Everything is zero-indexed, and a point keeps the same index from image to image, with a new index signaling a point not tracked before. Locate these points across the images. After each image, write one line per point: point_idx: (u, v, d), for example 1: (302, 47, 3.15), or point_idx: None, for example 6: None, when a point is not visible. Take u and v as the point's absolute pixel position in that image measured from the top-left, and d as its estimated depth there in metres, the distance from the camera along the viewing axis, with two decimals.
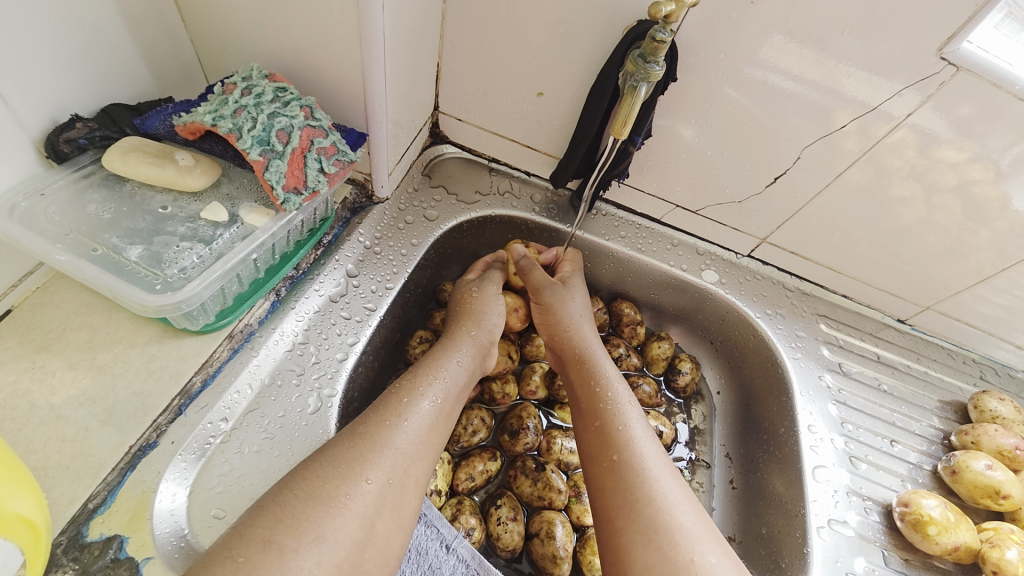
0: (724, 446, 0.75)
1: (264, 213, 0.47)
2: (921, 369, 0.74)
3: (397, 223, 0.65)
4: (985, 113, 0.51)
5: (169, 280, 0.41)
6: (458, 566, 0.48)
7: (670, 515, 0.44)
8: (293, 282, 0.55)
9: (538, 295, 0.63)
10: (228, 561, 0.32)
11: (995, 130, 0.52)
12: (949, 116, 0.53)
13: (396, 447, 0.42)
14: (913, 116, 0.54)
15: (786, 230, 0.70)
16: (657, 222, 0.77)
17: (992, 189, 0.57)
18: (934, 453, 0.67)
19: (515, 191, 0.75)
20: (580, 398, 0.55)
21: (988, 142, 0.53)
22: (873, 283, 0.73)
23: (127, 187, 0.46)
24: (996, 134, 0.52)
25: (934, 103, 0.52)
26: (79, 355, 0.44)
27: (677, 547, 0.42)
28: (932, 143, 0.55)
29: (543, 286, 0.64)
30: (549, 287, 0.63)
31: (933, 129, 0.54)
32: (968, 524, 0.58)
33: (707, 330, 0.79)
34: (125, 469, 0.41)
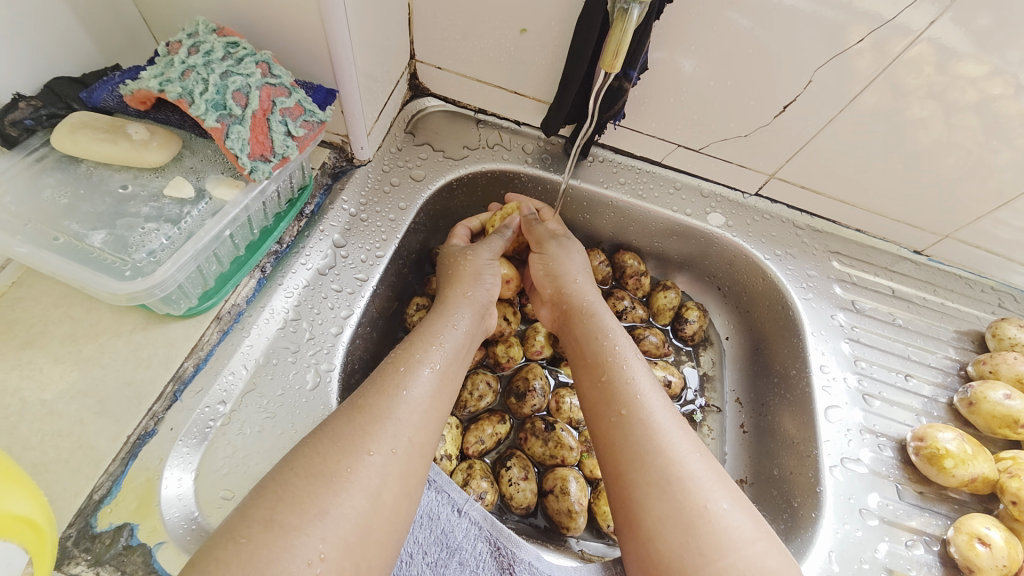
0: (734, 391, 0.74)
1: (233, 184, 0.42)
2: (938, 301, 0.72)
3: (382, 186, 0.62)
4: (1007, 22, 0.47)
5: (138, 265, 0.37)
6: (472, 529, 0.46)
7: (680, 465, 0.43)
8: (277, 257, 0.52)
9: (542, 246, 0.61)
10: (231, 543, 0.33)
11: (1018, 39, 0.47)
12: (967, 29, 0.48)
13: (387, 411, 0.42)
14: (933, 29, 0.49)
15: (796, 163, 0.66)
16: (658, 165, 0.73)
17: (1015, 103, 0.52)
18: (950, 384, 0.66)
19: (505, 143, 0.71)
20: (585, 350, 0.53)
21: (1009, 55, 0.49)
22: (888, 214, 0.70)
23: (82, 168, 0.41)
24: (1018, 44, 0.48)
25: (954, 15, 0.47)
26: (65, 348, 0.42)
27: (690, 496, 0.41)
28: (951, 58, 0.50)
29: (546, 239, 0.61)
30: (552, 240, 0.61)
31: (953, 43, 0.49)
32: (986, 455, 0.56)
33: (715, 276, 0.77)
34: (127, 459, 0.40)
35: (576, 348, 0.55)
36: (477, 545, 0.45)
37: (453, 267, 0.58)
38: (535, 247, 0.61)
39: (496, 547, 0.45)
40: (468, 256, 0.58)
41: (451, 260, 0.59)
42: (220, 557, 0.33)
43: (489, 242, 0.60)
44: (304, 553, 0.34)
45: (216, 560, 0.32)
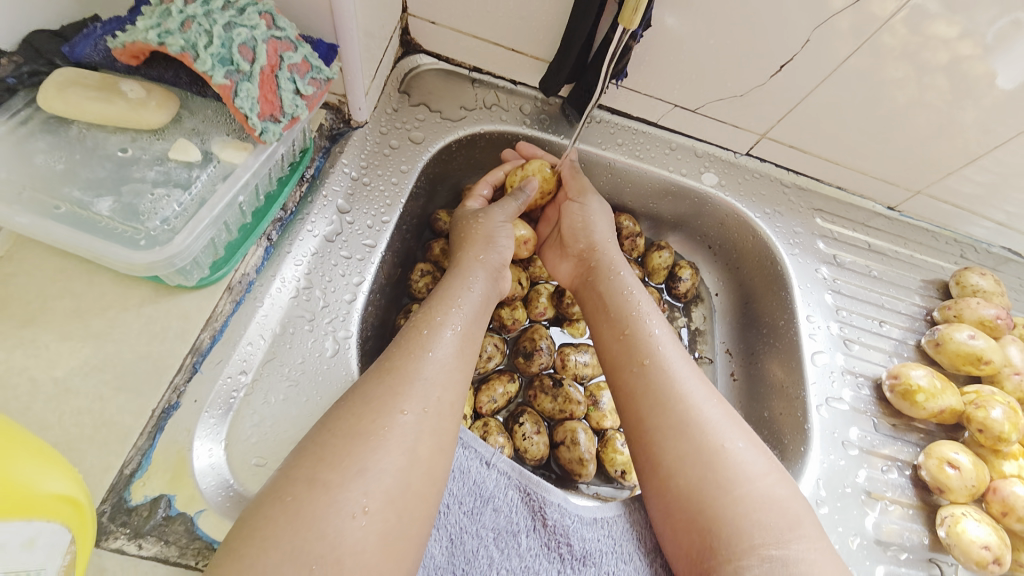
0: (724, 342, 0.78)
1: (240, 147, 0.40)
2: (908, 254, 0.77)
3: (382, 149, 0.61)
4: None
5: (153, 234, 0.36)
6: (501, 478, 0.48)
7: (699, 409, 0.46)
8: (283, 224, 0.51)
9: (583, 196, 0.62)
10: (277, 502, 0.34)
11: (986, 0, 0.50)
12: None
13: (415, 372, 0.42)
14: None
15: (787, 123, 0.68)
16: (654, 126, 0.73)
17: (983, 63, 0.55)
18: (917, 329, 0.72)
19: (502, 103, 0.69)
20: (604, 306, 0.55)
21: (978, 15, 0.51)
22: (868, 172, 0.73)
23: (73, 130, 0.38)
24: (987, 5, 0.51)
25: None
26: (70, 325, 0.40)
27: (708, 437, 0.44)
28: (923, 19, 0.53)
29: (586, 190, 0.63)
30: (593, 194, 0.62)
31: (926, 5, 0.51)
32: (953, 390, 0.62)
33: (706, 236, 0.80)
34: (154, 433, 0.39)
35: (595, 305, 0.57)
36: (508, 493, 0.48)
37: (466, 230, 0.58)
38: (575, 195, 0.63)
39: (526, 493, 0.48)
40: (478, 220, 0.58)
41: (463, 222, 0.59)
42: (267, 513, 0.34)
43: (502, 205, 0.60)
44: (347, 507, 0.35)
45: (262, 518, 0.34)
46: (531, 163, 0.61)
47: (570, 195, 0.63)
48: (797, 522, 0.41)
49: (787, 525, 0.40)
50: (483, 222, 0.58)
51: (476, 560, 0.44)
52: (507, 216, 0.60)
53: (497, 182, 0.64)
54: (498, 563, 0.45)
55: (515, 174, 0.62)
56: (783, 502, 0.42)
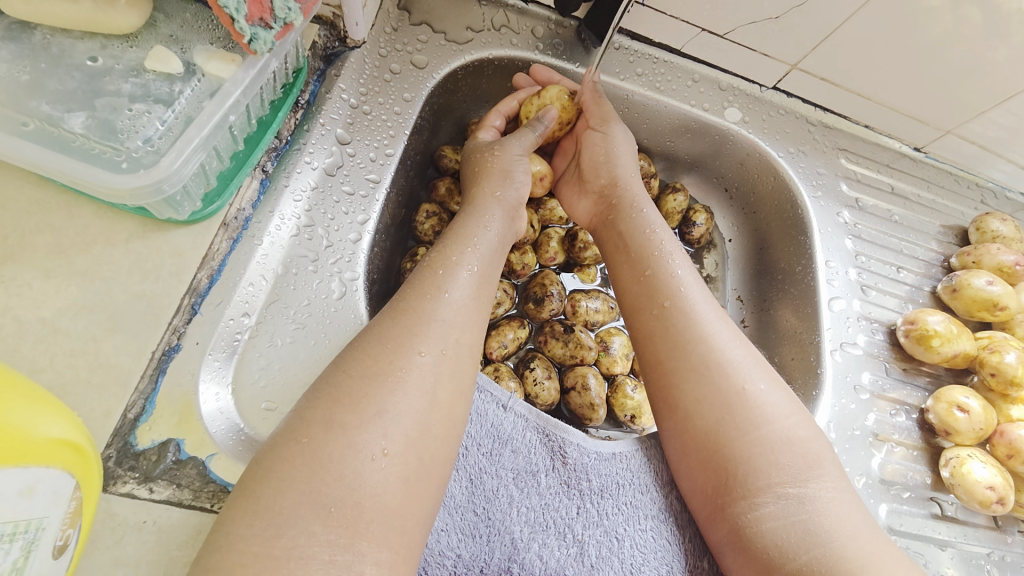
0: (736, 290, 0.76)
1: (226, 59, 0.35)
2: (930, 198, 0.74)
3: (381, 73, 0.55)
4: None
5: (134, 155, 0.31)
6: (519, 421, 0.47)
7: (720, 352, 0.44)
8: (278, 153, 0.47)
9: (605, 126, 0.58)
10: (293, 442, 0.33)
11: None
12: None
13: (429, 313, 0.40)
14: None
15: (821, 53, 0.62)
16: (676, 54, 0.67)
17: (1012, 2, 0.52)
18: (933, 275, 0.70)
19: (512, 25, 0.62)
20: (625, 246, 0.52)
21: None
22: (899, 110, 0.69)
23: (36, 37, 0.33)
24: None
25: None
26: (52, 261, 0.37)
27: (728, 379, 0.43)
28: None
29: (610, 119, 0.58)
30: (617, 123, 0.58)
31: None
32: (968, 335, 0.62)
33: (723, 177, 0.76)
34: (156, 375, 0.37)
35: (614, 244, 0.54)
36: (527, 435, 0.47)
37: (480, 163, 0.54)
38: (596, 125, 0.58)
39: (545, 434, 0.47)
40: (494, 152, 0.54)
41: (477, 155, 0.55)
42: (284, 454, 0.33)
43: (518, 136, 0.56)
44: (366, 448, 0.33)
45: (279, 458, 0.32)
46: (549, 90, 0.57)
47: (591, 125, 0.59)
48: (815, 463, 0.40)
49: (806, 465, 0.39)
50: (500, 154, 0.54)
51: (496, 498, 0.44)
52: (524, 147, 0.55)
53: (511, 111, 0.60)
54: (518, 502, 0.44)
55: (530, 103, 0.58)
56: (805, 444, 0.40)
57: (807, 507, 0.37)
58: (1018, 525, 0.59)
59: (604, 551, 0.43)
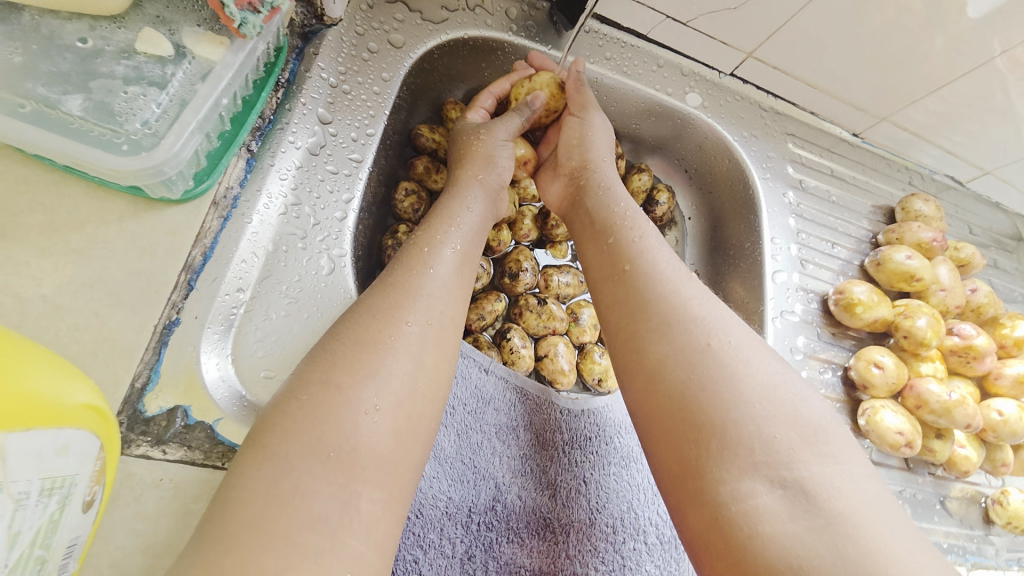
0: (693, 264, 0.84)
1: (216, 42, 0.36)
2: (864, 180, 0.83)
3: (359, 52, 0.55)
4: None
5: (134, 137, 0.33)
6: (500, 382, 0.52)
7: (682, 308, 0.43)
8: (262, 133, 0.48)
9: (584, 112, 0.60)
10: (294, 400, 0.37)
11: None
12: None
13: (414, 286, 0.44)
14: None
15: (773, 42, 0.68)
16: (641, 38, 0.71)
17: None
18: (862, 250, 0.79)
19: (487, 5, 0.64)
20: (593, 221, 0.55)
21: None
22: (840, 98, 0.76)
23: (25, 18, 0.33)
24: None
25: None
26: (47, 240, 0.38)
27: (692, 335, 0.41)
28: None
29: (590, 107, 0.60)
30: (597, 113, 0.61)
31: None
32: (887, 303, 0.71)
33: (684, 159, 0.81)
34: (159, 347, 0.39)
35: (583, 224, 0.56)
36: (507, 395, 0.52)
37: (466, 145, 0.57)
38: (577, 110, 0.61)
39: (523, 394, 0.53)
40: (480, 134, 0.57)
41: (463, 137, 0.58)
42: (286, 410, 0.36)
43: (504, 120, 0.59)
44: (360, 403, 0.37)
45: (282, 413, 0.36)
46: (539, 76, 0.60)
47: (572, 110, 0.61)
48: (813, 437, 0.35)
49: (800, 438, 0.35)
50: (485, 138, 0.57)
51: (481, 450, 0.49)
52: (508, 132, 0.59)
53: (500, 94, 0.62)
54: (500, 453, 0.50)
55: (519, 87, 0.61)
56: (790, 411, 0.36)
57: (801, 484, 0.33)
58: (929, 468, 0.70)
59: (574, 493, 0.50)
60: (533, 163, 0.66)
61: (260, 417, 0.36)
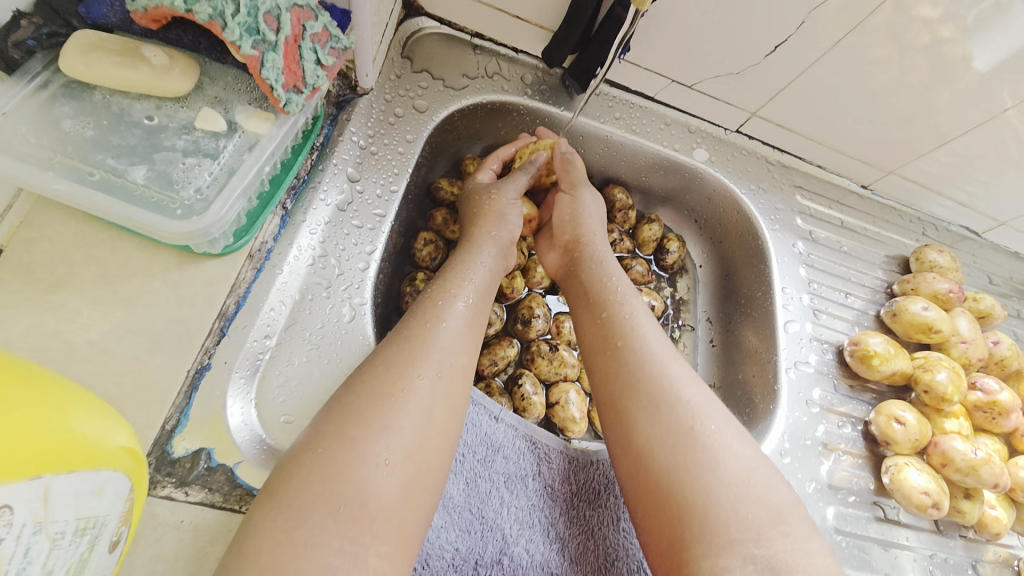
0: (705, 311, 0.84)
1: (264, 117, 0.40)
2: (875, 231, 0.83)
3: (387, 116, 0.61)
4: None
5: (189, 203, 0.37)
6: (510, 430, 0.53)
7: (670, 389, 0.48)
8: (296, 192, 0.52)
9: (575, 190, 0.64)
10: (310, 453, 0.38)
11: None
12: None
13: (427, 337, 0.46)
14: None
15: (777, 103, 0.72)
16: (648, 99, 0.76)
17: (960, 48, 0.59)
18: (877, 300, 0.79)
19: (504, 72, 0.70)
20: (586, 294, 0.59)
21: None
22: (846, 152, 0.78)
23: (97, 96, 0.37)
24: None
25: None
26: (98, 290, 0.41)
27: (678, 418, 0.46)
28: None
29: (580, 184, 0.65)
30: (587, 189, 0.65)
31: None
32: (903, 355, 0.70)
33: (692, 210, 0.84)
34: (190, 391, 0.41)
35: (577, 293, 0.60)
36: (516, 442, 0.53)
37: (479, 204, 0.61)
38: (568, 188, 0.65)
39: (532, 442, 0.53)
40: (491, 194, 0.61)
41: (475, 198, 0.62)
42: (301, 463, 0.38)
43: (513, 180, 0.63)
44: (371, 457, 0.38)
45: (299, 469, 0.37)
46: (542, 140, 0.65)
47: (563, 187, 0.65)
48: (779, 516, 0.41)
49: (769, 518, 0.41)
50: (496, 194, 0.61)
51: (490, 500, 0.49)
52: (518, 191, 0.62)
53: (506, 157, 0.67)
54: (508, 503, 0.49)
55: (524, 150, 0.66)
56: (758, 489, 0.42)
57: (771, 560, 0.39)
58: (959, 531, 0.67)
59: (586, 548, 0.49)
60: (535, 225, 0.69)
61: (278, 465, 0.38)
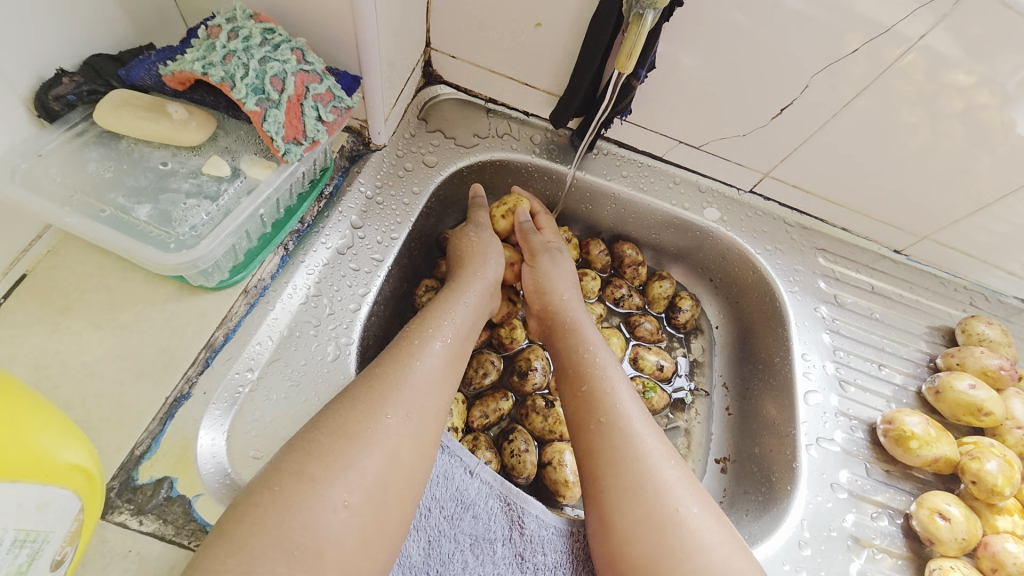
0: (722, 375, 0.78)
1: (265, 165, 0.45)
2: (913, 298, 0.77)
3: (396, 170, 0.65)
4: (996, 34, 0.50)
5: (182, 238, 0.40)
6: (484, 487, 0.50)
7: (655, 472, 0.47)
8: (299, 236, 0.55)
9: (534, 257, 0.65)
10: (266, 490, 0.37)
11: (1005, 49, 0.51)
12: (960, 37, 0.51)
13: (400, 377, 0.45)
14: (926, 39, 0.52)
15: (788, 164, 0.70)
16: (658, 159, 0.76)
17: (999, 113, 0.56)
18: (919, 374, 0.71)
19: (514, 132, 0.73)
20: (565, 365, 0.57)
21: (995, 65, 0.52)
22: (872, 215, 0.74)
23: (123, 144, 0.43)
24: (1004, 55, 0.51)
25: (948, 26, 0.51)
26: (101, 315, 0.45)
27: (663, 502, 0.45)
28: (941, 65, 0.54)
29: (540, 250, 0.65)
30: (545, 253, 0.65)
31: (945, 51, 0.52)
32: (948, 439, 0.61)
33: (708, 268, 0.81)
34: (165, 419, 0.43)
35: (557, 361, 0.58)
36: (490, 501, 0.49)
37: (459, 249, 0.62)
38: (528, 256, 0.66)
39: (507, 502, 0.50)
40: (473, 237, 0.63)
41: (455, 241, 0.64)
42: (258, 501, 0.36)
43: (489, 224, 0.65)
44: (332, 500, 0.37)
45: (254, 504, 0.36)
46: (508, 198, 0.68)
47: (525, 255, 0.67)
48: None
49: None
50: (475, 235, 0.63)
51: (451, 562, 0.46)
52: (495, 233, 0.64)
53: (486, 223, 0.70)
54: (471, 568, 0.47)
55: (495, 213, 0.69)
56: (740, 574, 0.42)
57: None
58: None
59: None
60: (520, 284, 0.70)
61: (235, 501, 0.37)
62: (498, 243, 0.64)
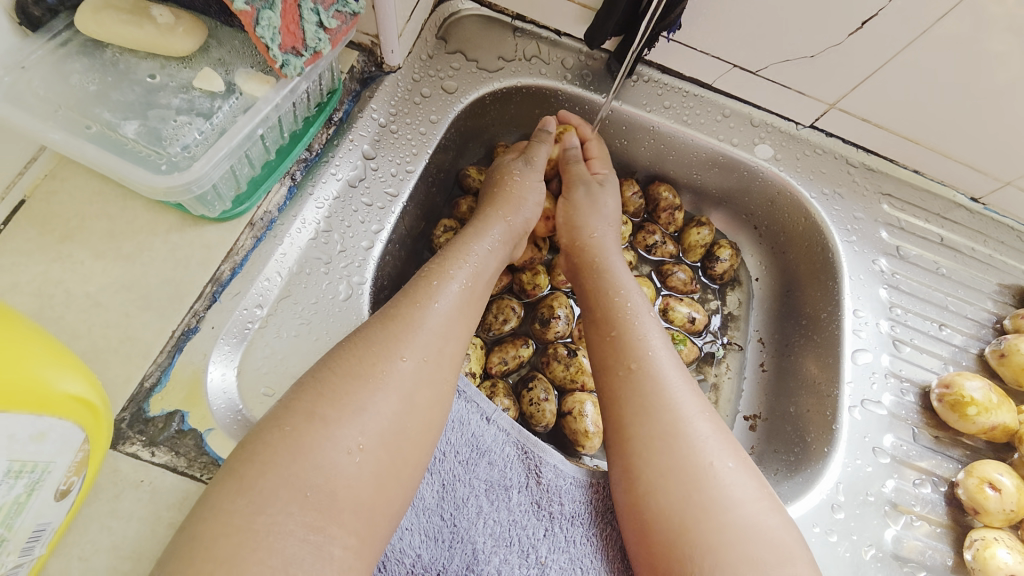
0: (758, 331, 0.73)
1: (263, 80, 0.40)
2: (987, 253, 0.68)
3: (412, 96, 0.59)
4: None
5: (173, 159, 0.37)
6: (501, 435, 0.48)
7: (686, 422, 0.44)
8: (307, 164, 0.52)
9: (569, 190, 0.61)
10: (277, 429, 0.35)
11: None
12: None
13: (413, 319, 0.42)
14: None
15: (861, 92, 0.60)
16: (706, 88, 0.67)
17: None
18: (983, 336, 0.64)
19: (543, 55, 0.65)
20: (594, 307, 0.53)
21: None
22: (953, 155, 0.64)
23: (108, 53, 0.39)
24: None
25: None
26: (103, 245, 0.43)
27: (694, 454, 0.42)
28: None
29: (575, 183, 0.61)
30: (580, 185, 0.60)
31: None
32: (1010, 406, 0.56)
33: (752, 215, 0.74)
34: (173, 352, 0.42)
35: (584, 303, 0.55)
36: (506, 449, 0.48)
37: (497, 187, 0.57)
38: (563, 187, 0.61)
39: (524, 451, 0.48)
40: (511, 176, 0.58)
41: (498, 175, 0.58)
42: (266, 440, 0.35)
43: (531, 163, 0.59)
44: (344, 442, 0.36)
45: (263, 442, 0.35)
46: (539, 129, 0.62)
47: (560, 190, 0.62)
48: (788, 559, 0.38)
49: (778, 560, 0.38)
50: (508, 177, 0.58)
51: (464, 507, 0.45)
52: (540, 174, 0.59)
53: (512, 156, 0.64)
54: (485, 514, 0.45)
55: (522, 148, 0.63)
56: (773, 532, 0.39)
57: None
58: None
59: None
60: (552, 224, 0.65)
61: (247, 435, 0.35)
62: (532, 184, 0.58)
